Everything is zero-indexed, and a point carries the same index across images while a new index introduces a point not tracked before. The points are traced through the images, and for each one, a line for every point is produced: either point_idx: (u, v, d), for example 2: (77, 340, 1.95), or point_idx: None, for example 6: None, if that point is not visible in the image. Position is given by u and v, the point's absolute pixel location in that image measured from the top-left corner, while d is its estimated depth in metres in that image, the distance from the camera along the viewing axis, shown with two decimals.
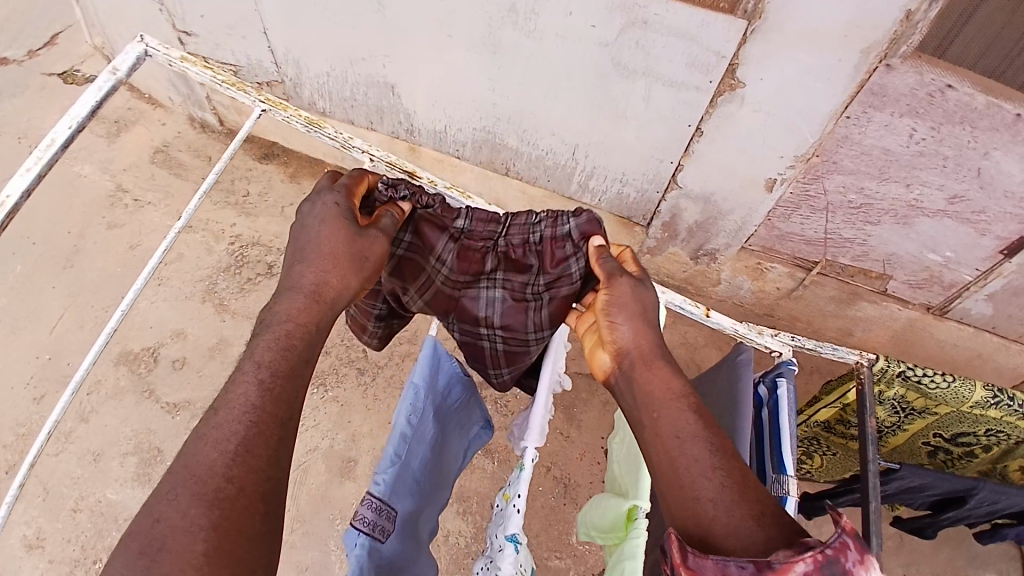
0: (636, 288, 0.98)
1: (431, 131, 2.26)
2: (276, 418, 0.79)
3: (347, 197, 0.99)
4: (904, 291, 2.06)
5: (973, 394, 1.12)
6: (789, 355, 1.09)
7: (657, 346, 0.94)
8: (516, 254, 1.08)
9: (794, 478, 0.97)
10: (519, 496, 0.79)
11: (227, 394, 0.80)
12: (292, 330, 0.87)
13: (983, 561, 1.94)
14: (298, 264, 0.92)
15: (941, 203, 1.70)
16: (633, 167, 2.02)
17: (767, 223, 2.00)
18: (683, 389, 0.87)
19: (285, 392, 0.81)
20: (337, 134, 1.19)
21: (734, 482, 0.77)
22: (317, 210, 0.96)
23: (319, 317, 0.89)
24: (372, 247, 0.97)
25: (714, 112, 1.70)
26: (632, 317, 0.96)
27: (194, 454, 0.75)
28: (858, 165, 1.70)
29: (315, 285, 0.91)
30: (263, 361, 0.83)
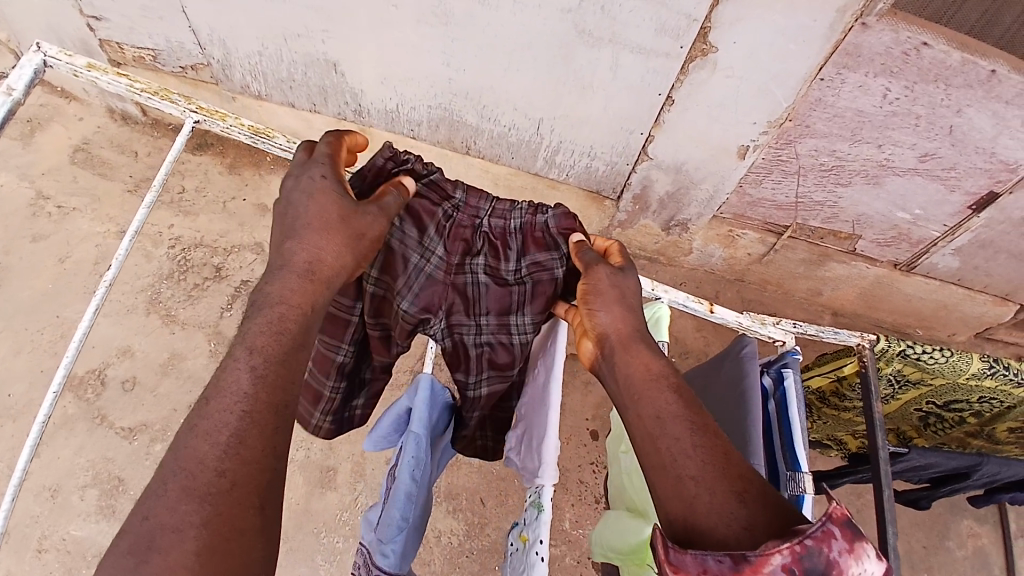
0: (617, 276, 0.89)
1: (382, 111, 2.09)
2: (272, 405, 0.65)
3: (333, 167, 0.80)
4: (873, 250, 2.07)
5: (971, 365, 1.15)
6: (792, 344, 1.08)
7: (638, 329, 0.86)
8: (492, 241, 0.95)
9: (810, 475, 0.95)
10: (541, 541, 0.75)
11: (216, 381, 0.65)
12: (288, 311, 0.71)
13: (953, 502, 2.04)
14: (285, 242, 0.75)
15: (913, 161, 1.69)
16: (601, 141, 1.91)
17: (738, 189, 1.94)
18: (664, 367, 0.82)
19: (282, 378, 0.67)
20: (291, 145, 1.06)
21: (717, 455, 0.72)
22: (302, 181, 0.78)
23: (315, 298, 0.73)
24: (371, 225, 0.79)
25: (685, 80, 1.61)
26: (609, 304, 0.87)
27: (182, 446, 0.62)
28: (831, 128, 1.65)
29: (309, 264, 0.74)
30: (256, 344, 0.68)
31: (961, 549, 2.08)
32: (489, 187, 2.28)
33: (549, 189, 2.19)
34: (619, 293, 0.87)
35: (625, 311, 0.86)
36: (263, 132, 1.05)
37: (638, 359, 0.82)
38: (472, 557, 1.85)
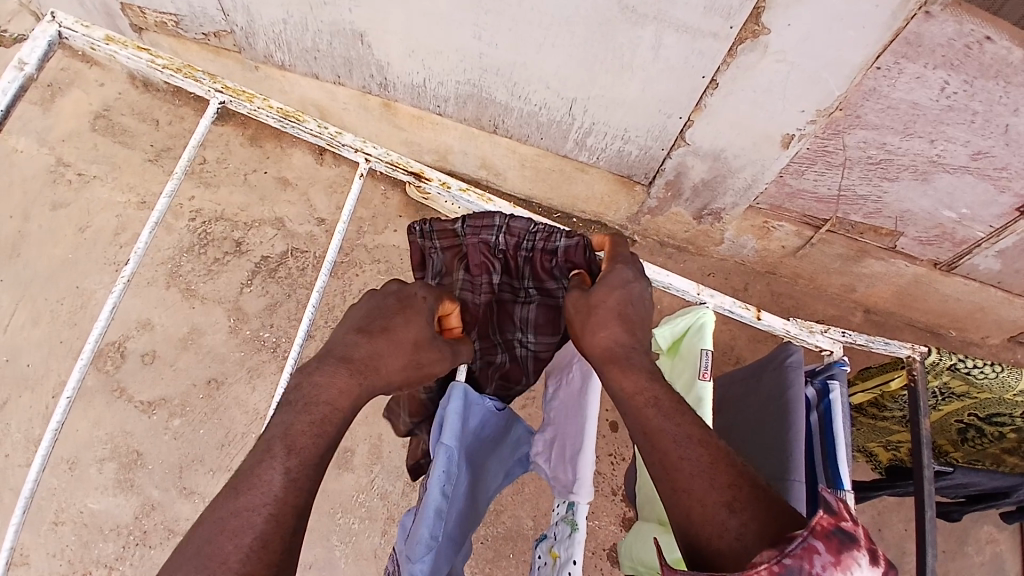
0: (595, 287, 0.90)
1: (408, 85, 2.02)
2: (298, 510, 0.71)
3: (436, 297, 0.95)
4: (913, 248, 1.97)
5: (1021, 381, 1.09)
6: (840, 354, 1.02)
7: (621, 338, 0.85)
8: (514, 264, 1.06)
9: (853, 493, 0.89)
10: (575, 561, 0.74)
11: (252, 477, 0.71)
12: (329, 412, 0.77)
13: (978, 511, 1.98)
14: (356, 332, 0.86)
15: (963, 160, 1.59)
16: (636, 123, 1.82)
17: (778, 179, 1.85)
18: (643, 381, 0.81)
19: (312, 484, 0.73)
20: (321, 129, 1.07)
21: (707, 464, 0.74)
22: (404, 292, 0.93)
23: (355, 399, 0.80)
24: (435, 359, 0.91)
25: (733, 63, 1.51)
26: (585, 320, 0.88)
27: (209, 537, 0.68)
28: (883, 119, 1.55)
29: (364, 363, 0.83)
30: (295, 444, 0.74)
31: (981, 557, 2.04)
32: (515, 167, 2.21)
33: (578, 172, 2.11)
34: (593, 306, 0.88)
35: (600, 324, 0.86)
36: (293, 116, 1.07)
37: (615, 375, 0.82)
38: (486, 544, 1.85)
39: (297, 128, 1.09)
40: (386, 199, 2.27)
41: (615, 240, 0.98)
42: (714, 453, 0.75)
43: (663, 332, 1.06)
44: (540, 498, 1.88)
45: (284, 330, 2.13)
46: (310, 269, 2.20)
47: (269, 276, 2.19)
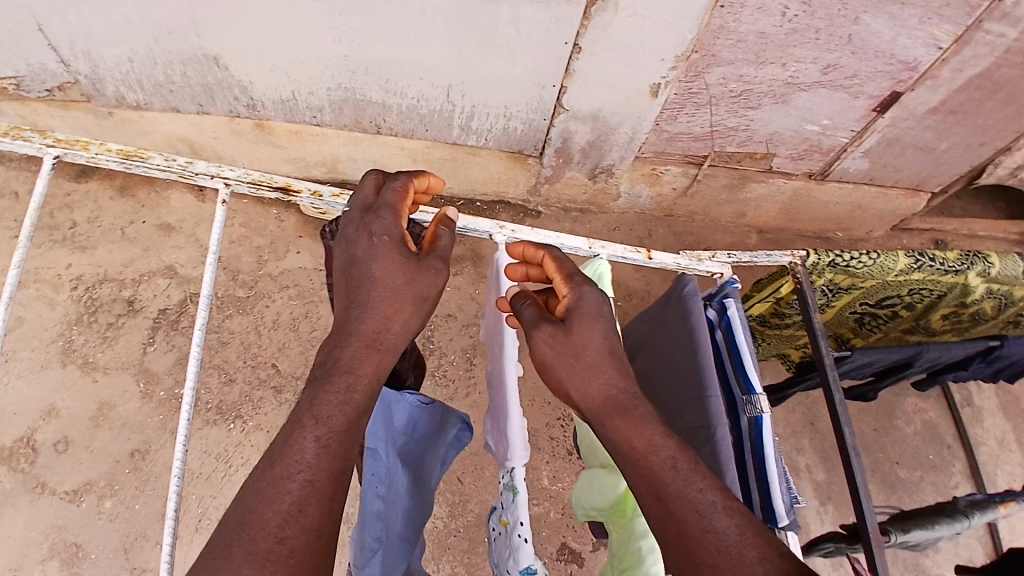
0: (572, 324, 0.83)
1: (277, 101, 1.94)
2: (333, 474, 0.71)
3: (396, 218, 0.89)
4: (787, 166, 2.10)
5: (897, 263, 1.17)
6: (730, 274, 1.09)
7: (617, 383, 0.81)
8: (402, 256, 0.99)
9: (764, 396, 0.97)
10: (524, 523, 0.76)
11: (283, 447, 0.71)
12: (354, 381, 0.78)
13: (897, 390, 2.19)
14: (355, 307, 0.83)
15: (817, 75, 1.70)
16: (514, 99, 1.84)
17: (656, 128, 1.92)
18: (657, 438, 0.76)
19: (345, 445, 0.73)
20: (169, 161, 1.00)
21: (734, 535, 0.69)
22: (371, 242, 0.86)
23: (379, 367, 0.80)
24: (432, 282, 0.88)
25: (590, 25, 1.55)
26: (572, 364, 0.82)
27: (248, 511, 0.67)
28: (736, 54, 1.65)
29: (376, 332, 0.82)
30: (322, 414, 0.74)
31: (911, 425, 2.27)
32: (407, 163, 2.16)
33: (471, 156, 2.10)
34: (575, 343, 0.82)
35: (594, 368, 0.81)
36: (136, 154, 0.99)
37: (625, 429, 0.77)
38: (459, 536, 1.85)
39: (144, 168, 1.01)
40: (280, 222, 2.21)
41: (555, 254, 0.91)
42: (741, 521, 0.70)
43: None
44: None
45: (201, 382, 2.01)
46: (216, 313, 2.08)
47: (172, 329, 2.06)
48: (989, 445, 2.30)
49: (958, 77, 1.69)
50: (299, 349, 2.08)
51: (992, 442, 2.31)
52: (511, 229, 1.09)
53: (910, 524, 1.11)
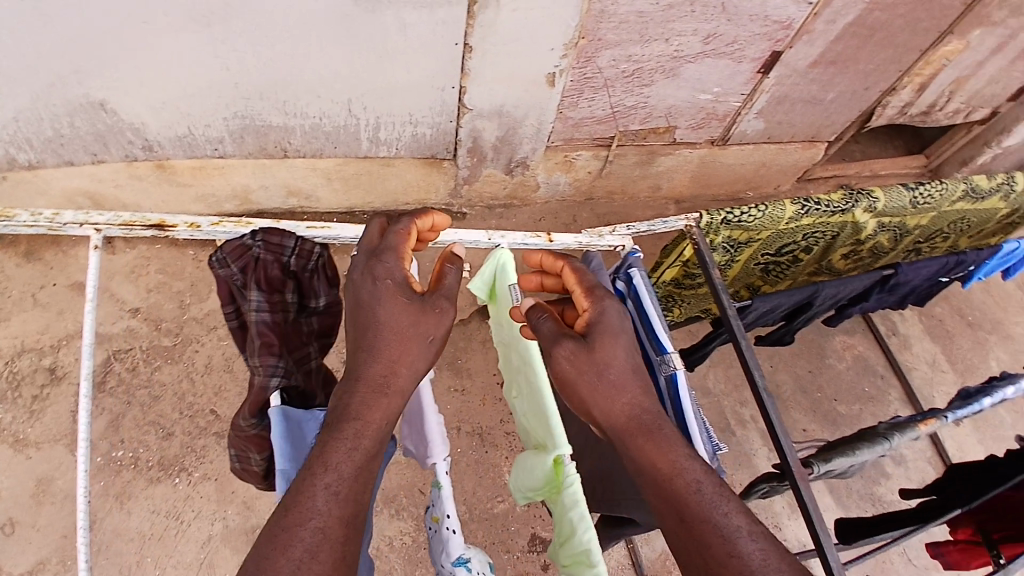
0: (596, 345, 0.87)
1: (175, 139, 1.88)
2: (344, 521, 0.69)
3: (398, 258, 0.85)
4: (689, 136, 2.19)
5: (785, 212, 1.23)
6: (631, 245, 1.14)
7: (639, 404, 0.86)
8: (302, 286, 0.82)
9: (676, 353, 1.02)
10: (450, 516, 0.78)
11: (295, 494, 0.70)
12: (362, 427, 0.75)
13: (827, 330, 2.32)
14: (362, 352, 0.80)
15: (699, 46, 1.78)
16: (417, 105, 1.84)
17: (560, 116, 1.97)
18: (681, 460, 0.81)
19: (356, 491, 0.72)
20: (31, 216, 0.86)
21: (758, 558, 0.73)
22: (376, 286, 0.82)
23: (388, 414, 0.77)
24: (438, 321, 0.84)
25: (475, 24, 1.57)
26: (594, 382, 0.85)
27: (260, 559, 0.66)
28: (620, 35, 1.71)
29: (383, 378, 0.79)
30: (331, 462, 0.72)
31: (842, 361, 2.29)
32: (322, 184, 2.13)
33: (385, 168, 2.09)
34: (600, 363, 0.86)
35: (616, 391, 0.86)
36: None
37: (647, 449, 0.81)
38: None
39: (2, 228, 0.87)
40: (200, 263, 2.15)
41: (574, 266, 0.96)
42: (767, 546, 0.75)
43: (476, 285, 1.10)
44: (465, 481, 1.89)
45: (139, 441, 1.93)
46: (143, 367, 2.01)
47: (101, 391, 1.97)
48: (922, 368, 2.36)
49: (833, 28, 1.77)
50: (238, 389, 2.03)
51: (925, 366, 2.38)
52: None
53: (833, 453, 1.11)
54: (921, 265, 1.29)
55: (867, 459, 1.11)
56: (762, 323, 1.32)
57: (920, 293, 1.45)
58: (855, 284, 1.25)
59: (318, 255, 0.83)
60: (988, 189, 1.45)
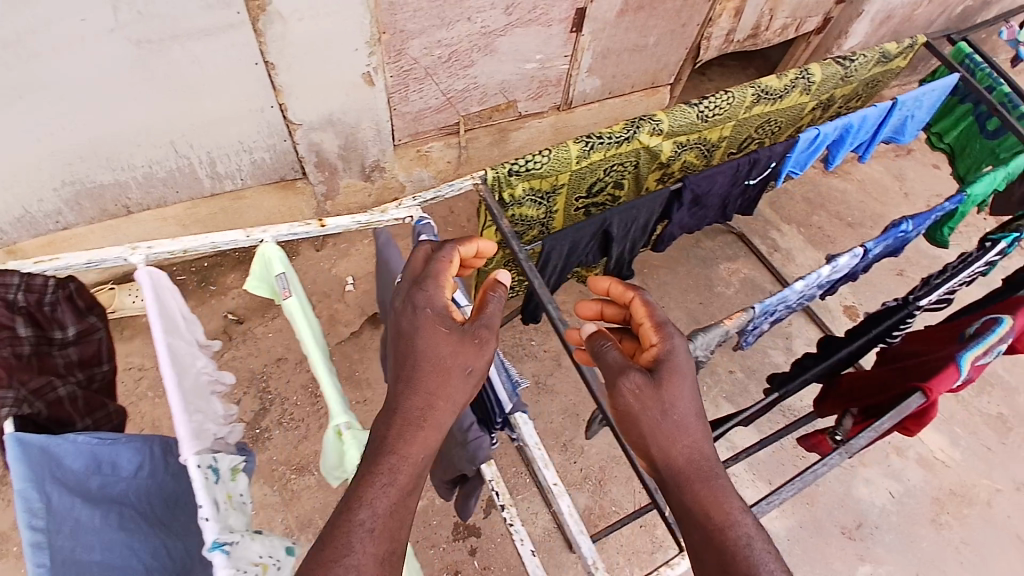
0: (662, 383, 0.95)
1: (13, 221, 1.84)
2: (379, 557, 0.75)
3: (438, 287, 0.93)
4: (533, 106, 2.26)
5: (570, 152, 1.27)
6: (418, 214, 1.14)
7: (697, 450, 0.94)
8: (37, 317, 0.91)
9: (467, 301, 1.11)
10: (203, 507, 0.78)
11: (344, 519, 0.77)
12: (398, 462, 0.82)
13: (712, 260, 2.41)
14: (404, 387, 0.87)
15: (503, 18, 1.84)
16: (245, 132, 1.86)
17: (395, 113, 2.00)
18: (734, 511, 0.88)
19: (392, 525, 0.78)
20: None
21: None
22: (415, 318, 0.90)
23: (428, 447, 0.85)
24: (478, 352, 0.90)
25: (267, 41, 1.59)
26: (654, 417, 0.93)
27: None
28: (421, 23, 1.75)
29: (420, 411, 0.86)
30: (370, 498, 0.79)
31: (730, 287, 2.36)
32: (180, 232, 2.13)
33: (238, 201, 2.10)
34: (664, 400, 0.94)
35: (681, 433, 0.94)
36: None
37: (701, 490, 0.90)
38: None
39: None
40: None
41: (644, 300, 1.02)
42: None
43: (256, 284, 1.00)
44: None
45: None
46: None
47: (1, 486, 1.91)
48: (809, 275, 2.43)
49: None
50: None
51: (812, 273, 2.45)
52: (146, 248, 0.92)
53: None
54: (717, 171, 1.32)
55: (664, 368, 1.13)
56: (583, 263, 1.35)
57: (740, 199, 1.49)
58: (650, 206, 1.29)
59: (56, 288, 0.93)
60: (777, 89, 1.50)
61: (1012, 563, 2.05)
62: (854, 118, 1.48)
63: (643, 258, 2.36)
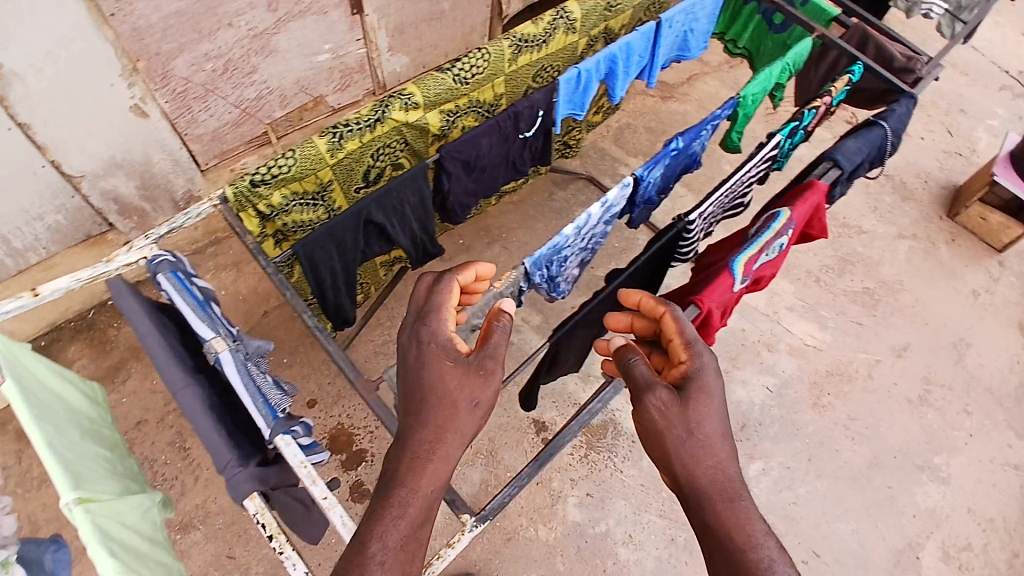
0: (691, 399, 0.92)
1: None
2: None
3: (440, 320, 0.97)
4: (345, 97, 2.20)
5: (317, 147, 1.22)
6: (152, 252, 1.07)
7: (727, 472, 0.89)
8: None
9: (211, 337, 0.98)
10: None
11: (359, 553, 0.79)
12: (408, 495, 0.84)
13: (567, 211, 2.44)
14: (417, 422, 0.90)
15: (269, 15, 1.75)
16: (27, 201, 1.70)
17: (186, 138, 1.91)
18: (761, 531, 0.84)
19: (401, 557, 0.80)
20: None
21: None
22: (422, 352, 0.94)
23: (434, 479, 0.87)
24: (484, 379, 0.94)
25: (10, 103, 1.46)
26: (682, 436, 0.89)
27: None
28: (178, 39, 1.63)
29: (429, 444, 0.89)
30: (378, 529, 0.81)
31: None
32: None
33: (50, 272, 1.94)
34: (692, 419, 0.91)
35: (709, 453, 0.90)
36: None
37: (723, 509, 0.85)
38: None
39: None
40: None
41: (674, 315, 1.02)
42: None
43: None
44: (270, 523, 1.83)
45: None
46: None
47: None
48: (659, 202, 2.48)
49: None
50: None
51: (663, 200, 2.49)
52: None
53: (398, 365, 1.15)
54: (478, 134, 1.29)
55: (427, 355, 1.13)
56: (372, 256, 1.32)
57: (527, 151, 1.48)
58: (412, 185, 1.25)
59: None
60: (535, 34, 1.47)
61: (906, 431, 1.97)
62: (613, 49, 1.46)
63: (499, 224, 2.38)
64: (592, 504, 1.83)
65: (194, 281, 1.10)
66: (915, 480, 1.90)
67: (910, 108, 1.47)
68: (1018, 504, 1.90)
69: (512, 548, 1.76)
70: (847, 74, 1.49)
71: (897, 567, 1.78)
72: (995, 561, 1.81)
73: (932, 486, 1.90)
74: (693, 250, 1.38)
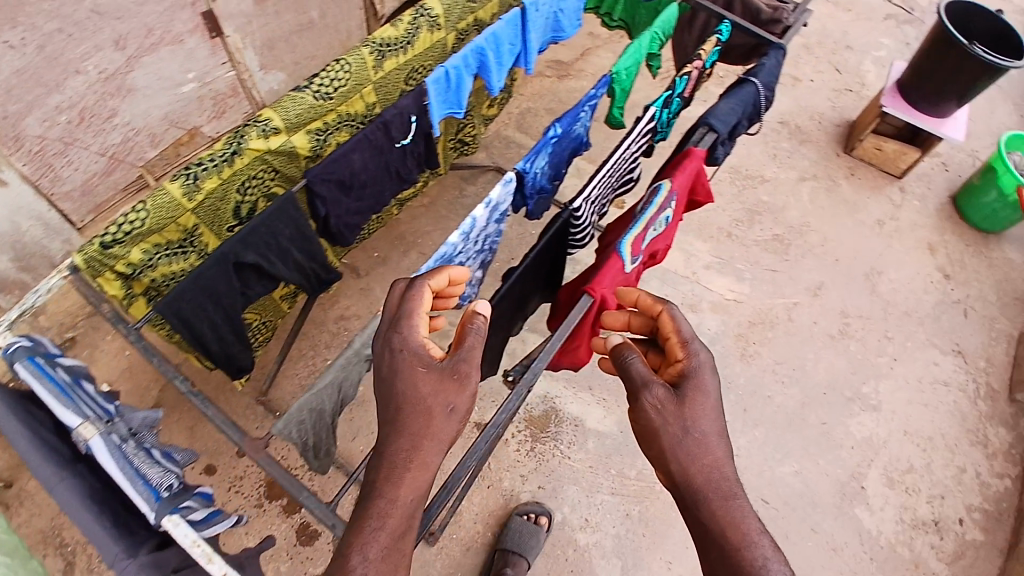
0: (689, 399, 0.92)
1: None
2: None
3: (411, 326, 0.92)
4: (224, 125, 2.08)
5: (170, 194, 1.15)
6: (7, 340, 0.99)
7: (725, 472, 0.89)
8: None
9: (76, 424, 0.91)
10: None
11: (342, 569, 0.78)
12: (387, 506, 0.82)
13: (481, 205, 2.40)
14: (395, 432, 0.86)
15: (119, 54, 1.62)
16: None
17: (53, 198, 1.76)
18: (753, 523, 0.85)
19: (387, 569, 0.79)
20: None
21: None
22: (394, 361, 0.90)
23: (415, 484, 0.84)
24: (461, 382, 0.89)
25: None
26: (679, 435, 0.89)
27: None
28: (20, 96, 1.49)
29: (407, 453, 0.85)
30: (358, 544, 0.79)
31: None
32: None
33: None
34: (690, 420, 0.90)
35: (706, 452, 0.89)
36: None
37: (718, 503, 0.86)
38: None
39: None
40: None
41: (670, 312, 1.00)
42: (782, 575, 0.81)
43: None
44: None
45: None
46: None
47: None
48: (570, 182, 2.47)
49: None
50: None
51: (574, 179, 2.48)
52: None
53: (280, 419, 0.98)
54: (347, 151, 1.24)
55: (307, 403, 0.98)
56: (257, 298, 1.27)
57: (409, 159, 1.43)
58: (279, 220, 1.18)
59: None
60: (397, 37, 1.40)
61: (831, 365, 2.02)
62: (481, 41, 1.39)
63: (412, 229, 2.32)
64: (544, 496, 1.83)
65: (59, 360, 1.05)
66: (848, 412, 1.95)
67: (780, 59, 1.45)
68: (955, 421, 1.95)
69: (472, 555, 1.75)
70: (717, 35, 1.46)
71: (843, 500, 1.81)
72: (942, 480, 1.86)
73: (865, 415, 1.95)
74: (589, 234, 1.38)
